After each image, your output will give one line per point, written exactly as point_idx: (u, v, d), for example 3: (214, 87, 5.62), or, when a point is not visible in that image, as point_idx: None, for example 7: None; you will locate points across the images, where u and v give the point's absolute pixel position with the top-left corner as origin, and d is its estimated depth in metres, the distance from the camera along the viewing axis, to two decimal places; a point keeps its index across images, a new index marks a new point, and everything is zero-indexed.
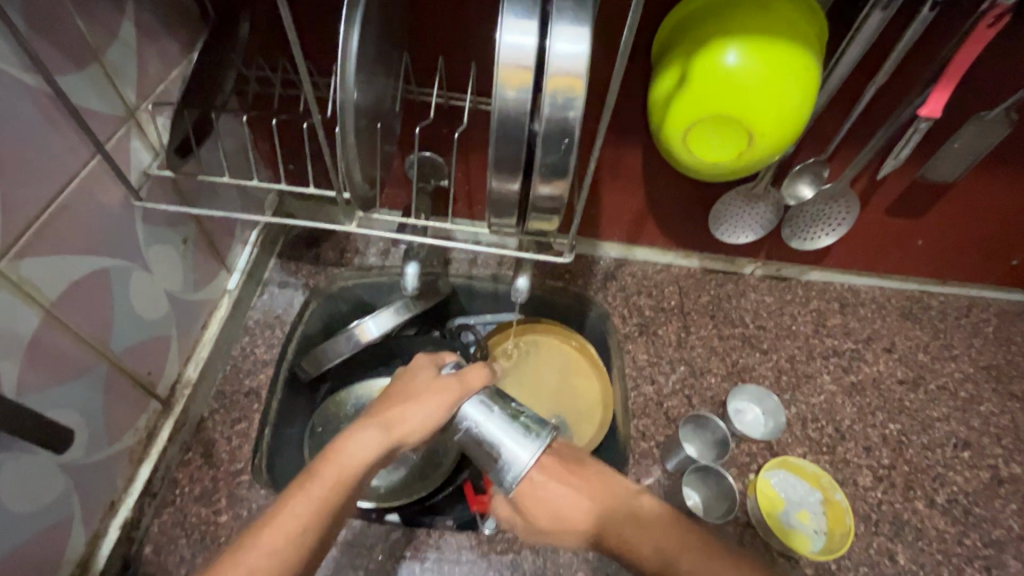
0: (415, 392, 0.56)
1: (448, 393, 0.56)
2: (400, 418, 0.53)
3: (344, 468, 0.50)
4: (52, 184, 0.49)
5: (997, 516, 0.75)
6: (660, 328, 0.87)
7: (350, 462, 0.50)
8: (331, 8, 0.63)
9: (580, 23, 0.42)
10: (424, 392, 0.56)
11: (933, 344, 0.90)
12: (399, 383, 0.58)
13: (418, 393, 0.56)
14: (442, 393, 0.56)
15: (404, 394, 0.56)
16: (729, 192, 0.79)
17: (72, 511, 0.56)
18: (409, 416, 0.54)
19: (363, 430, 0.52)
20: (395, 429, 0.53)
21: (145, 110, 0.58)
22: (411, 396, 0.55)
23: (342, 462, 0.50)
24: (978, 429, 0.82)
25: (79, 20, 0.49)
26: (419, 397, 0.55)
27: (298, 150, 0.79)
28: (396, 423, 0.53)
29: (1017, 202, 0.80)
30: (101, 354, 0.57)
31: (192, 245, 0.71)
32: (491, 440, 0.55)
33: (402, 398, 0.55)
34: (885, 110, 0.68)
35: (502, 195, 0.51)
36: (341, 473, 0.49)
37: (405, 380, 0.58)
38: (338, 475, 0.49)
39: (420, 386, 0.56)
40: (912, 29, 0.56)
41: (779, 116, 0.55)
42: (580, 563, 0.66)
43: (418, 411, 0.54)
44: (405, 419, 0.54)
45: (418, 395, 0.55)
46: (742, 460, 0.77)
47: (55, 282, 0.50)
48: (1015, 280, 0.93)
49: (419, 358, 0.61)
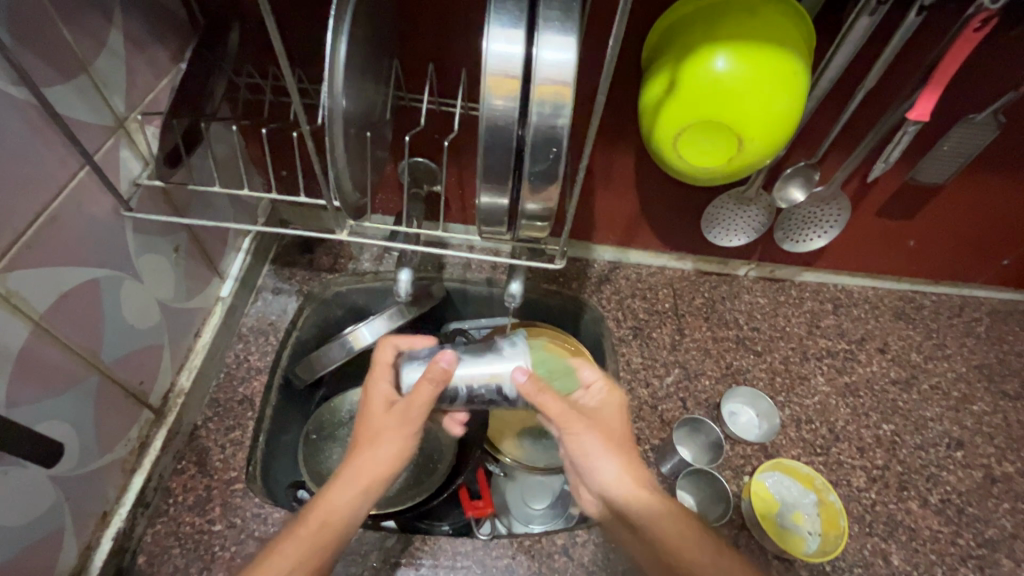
0: (376, 424, 0.57)
1: (408, 418, 0.56)
2: (371, 457, 0.55)
3: (328, 514, 0.52)
4: (40, 196, 0.49)
5: (990, 515, 0.76)
6: (655, 331, 0.87)
7: (335, 503, 0.52)
8: (320, 16, 0.62)
9: (567, 32, 0.42)
10: (384, 423, 0.56)
11: (925, 343, 0.90)
12: (361, 414, 0.59)
13: (382, 424, 0.56)
14: (407, 414, 0.56)
15: (367, 429, 0.57)
16: (720, 196, 0.80)
17: (63, 523, 0.56)
18: (376, 453, 0.55)
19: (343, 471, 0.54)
20: (371, 468, 0.54)
21: (135, 120, 0.58)
22: (380, 425, 0.56)
23: (328, 504, 0.52)
24: (971, 428, 0.83)
25: (66, 32, 0.49)
26: (384, 430, 0.56)
27: (290, 156, 0.79)
28: (369, 461, 0.55)
29: (1006, 202, 0.81)
30: (92, 364, 0.57)
31: (184, 252, 0.71)
32: (482, 384, 0.59)
33: (369, 433, 0.56)
34: (875, 113, 0.69)
35: (492, 203, 0.51)
36: (327, 513, 0.52)
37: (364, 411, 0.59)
38: (325, 519, 0.51)
39: (379, 416, 0.57)
40: (899, 34, 0.56)
41: (768, 121, 0.55)
42: (575, 568, 0.66)
43: (387, 445, 0.55)
44: (374, 457, 0.55)
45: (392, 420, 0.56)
46: (737, 462, 0.77)
47: (44, 293, 0.50)
48: (1006, 280, 0.94)
49: (372, 378, 0.60)
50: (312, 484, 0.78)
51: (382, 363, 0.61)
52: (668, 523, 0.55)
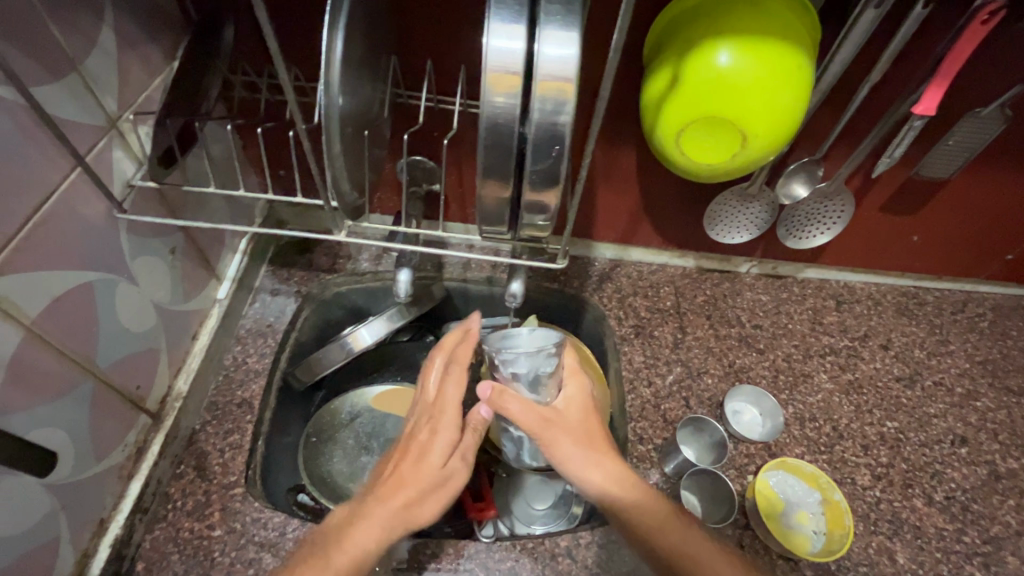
0: (428, 474, 0.55)
1: (454, 477, 0.56)
2: (415, 507, 0.54)
3: (354, 554, 0.50)
4: (30, 199, 0.47)
5: (995, 512, 0.75)
6: (656, 329, 0.86)
7: (366, 548, 0.50)
8: (315, 12, 0.61)
9: (569, 26, 0.41)
10: (436, 478, 0.55)
11: (929, 340, 0.90)
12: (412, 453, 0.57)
13: (433, 473, 0.56)
14: (455, 473, 0.57)
15: (417, 474, 0.55)
16: (723, 192, 0.79)
17: (59, 530, 0.55)
18: (422, 503, 0.54)
19: (380, 516, 0.52)
20: (413, 516, 0.53)
21: (127, 120, 0.57)
22: (429, 475, 0.55)
23: (359, 547, 0.50)
24: (975, 425, 0.82)
25: (56, 31, 0.47)
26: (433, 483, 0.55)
27: (286, 156, 0.78)
28: (411, 512, 0.53)
29: (1010, 197, 0.80)
30: (86, 369, 0.56)
31: (180, 254, 0.70)
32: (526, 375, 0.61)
33: (418, 477, 0.55)
34: (880, 107, 0.68)
35: (493, 202, 0.50)
36: (357, 559, 0.50)
37: (416, 450, 0.57)
38: (351, 561, 0.50)
39: (432, 466, 0.56)
40: (904, 27, 0.55)
41: (771, 117, 0.54)
42: (579, 570, 0.65)
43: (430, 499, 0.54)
44: (417, 510, 0.53)
45: (442, 473, 0.56)
46: (740, 461, 0.76)
47: (36, 298, 0.49)
48: (1010, 275, 0.94)
49: (440, 423, 0.58)
50: (314, 488, 0.75)
51: (448, 407, 0.59)
52: (653, 512, 0.56)
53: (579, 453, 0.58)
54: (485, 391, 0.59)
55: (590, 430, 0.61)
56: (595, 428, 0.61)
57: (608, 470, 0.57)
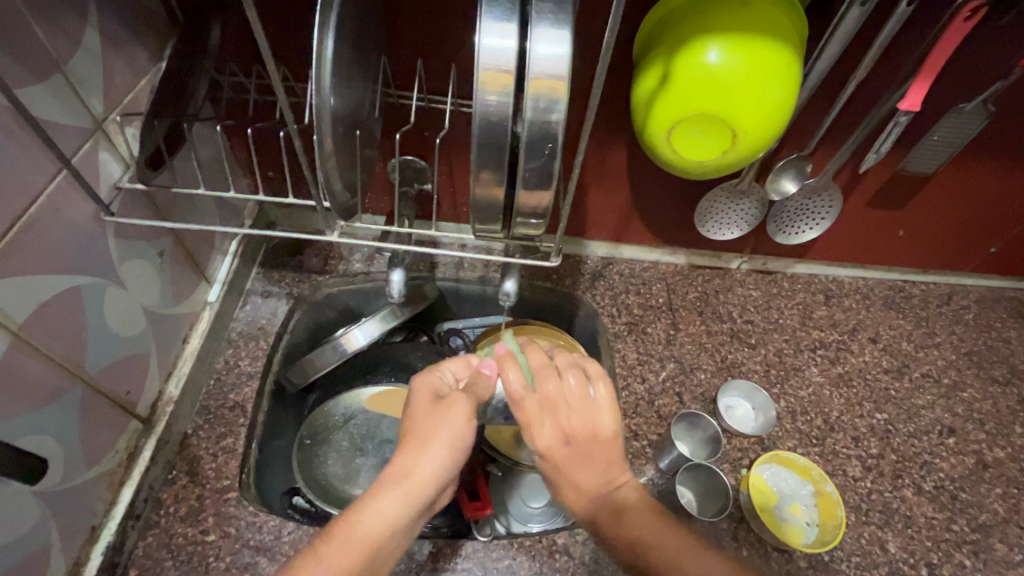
0: (421, 423, 0.54)
1: (456, 408, 0.54)
2: (412, 458, 0.51)
3: (375, 523, 0.48)
4: (15, 202, 0.47)
5: (982, 500, 0.77)
6: (649, 326, 0.87)
7: (382, 507, 0.49)
8: (304, 12, 0.61)
9: (561, 24, 0.41)
10: (436, 416, 0.54)
11: (916, 332, 0.91)
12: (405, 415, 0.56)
13: (431, 416, 0.54)
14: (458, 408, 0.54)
15: (411, 428, 0.54)
16: (714, 189, 0.79)
17: (50, 539, 0.54)
18: (427, 442, 0.52)
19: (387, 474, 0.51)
20: (423, 457, 0.51)
21: (113, 121, 0.56)
22: (428, 422, 0.54)
23: (374, 509, 0.49)
24: (962, 415, 0.84)
25: (39, 31, 0.47)
26: (430, 430, 0.53)
27: (276, 157, 0.78)
28: (410, 467, 0.51)
29: (993, 190, 0.81)
30: (75, 375, 0.55)
31: (169, 258, 0.69)
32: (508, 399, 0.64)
33: (416, 426, 0.54)
34: (866, 103, 0.69)
35: (487, 201, 0.50)
36: (374, 521, 0.48)
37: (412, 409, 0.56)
38: (370, 529, 0.48)
39: (424, 415, 0.54)
40: (889, 24, 0.56)
41: (760, 114, 0.54)
42: (576, 567, 0.66)
43: (429, 445, 0.52)
44: (422, 449, 0.52)
45: (441, 413, 0.54)
46: (734, 455, 0.77)
47: (23, 303, 0.48)
48: (993, 267, 0.95)
49: (418, 378, 0.58)
50: (308, 491, 0.75)
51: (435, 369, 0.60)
52: (646, 533, 0.52)
53: (574, 467, 0.55)
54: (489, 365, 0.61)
55: (593, 438, 0.55)
56: (603, 436, 0.56)
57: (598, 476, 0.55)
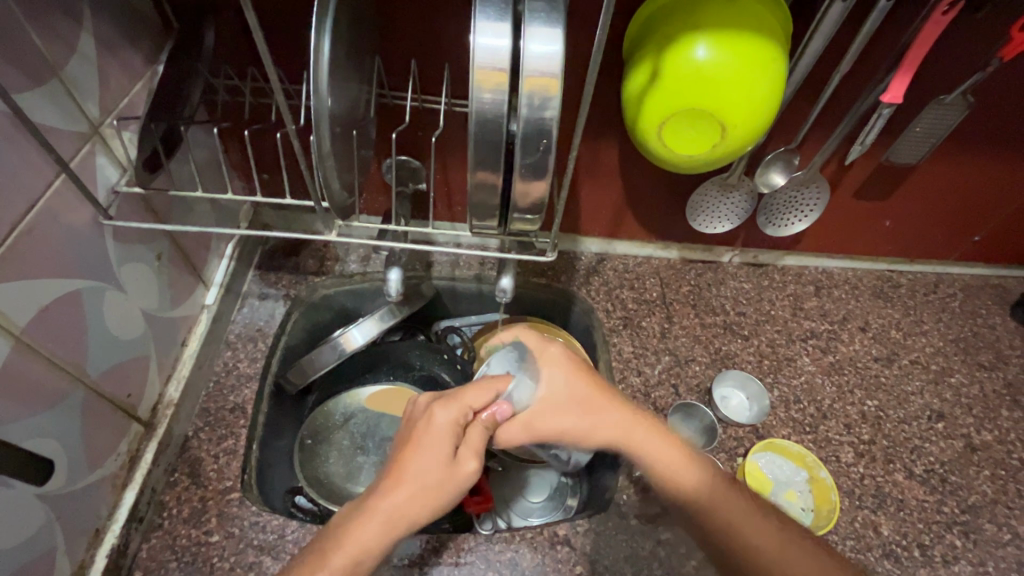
0: (433, 467, 0.53)
1: (463, 467, 0.54)
2: (415, 505, 0.51)
3: (358, 554, 0.48)
4: (14, 208, 0.47)
5: (972, 482, 0.79)
6: (644, 320, 0.88)
7: (368, 544, 0.49)
8: (297, 15, 0.62)
9: (552, 24, 0.43)
10: (442, 467, 0.53)
11: (904, 321, 0.93)
12: (416, 444, 0.54)
13: (434, 465, 0.53)
14: (463, 464, 0.54)
15: (421, 468, 0.53)
16: (703, 183, 0.81)
17: (55, 542, 0.55)
18: (425, 492, 0.51)
19: (380, 512, 0.50)
20: (417, 505, 0.51)
21: (109, 125, 0.56)
22: (429, 471, 0.52)
23: (360, 545, 0.49)
24: (950, 400, 0.86)
25: (35, 37, 0.47)
26: (441, 480, 0.52)
27: (272, 159, 0.78)
28: (412, 511, 0.51)
29: (976, 179, 0.84)
30: (77, 379, 0.55)
31: (167, 260, 0.69)
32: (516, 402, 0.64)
33: (417, 468, 0.52)
34: (850, 97, 0.71)
35: (483, 198, 0.51)
36: (357, 558, 0.48)
37: (419, 445, 0.54)
38: (350, 561, 0.48)
39: (438, 460, 0.53)
40: (871, 19, 0.58)
41: (747, 109, 0.56)
42: (578, 557, 0.67)
43: (435, 494, 0.52)
44: (419, 499, 0.51)
45: (443, 464, 0.53)
46: (730, 444, 0.78)
47: (24, 307, 0.48)
48: (977, 256, 0.98)
49: (438, 413, 0.56)
50: (311, 490, 0.75)
51: (457, 397, 0.58)
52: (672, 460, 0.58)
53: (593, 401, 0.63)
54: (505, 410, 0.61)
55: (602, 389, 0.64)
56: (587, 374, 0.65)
57: (622, 426, 0.61)
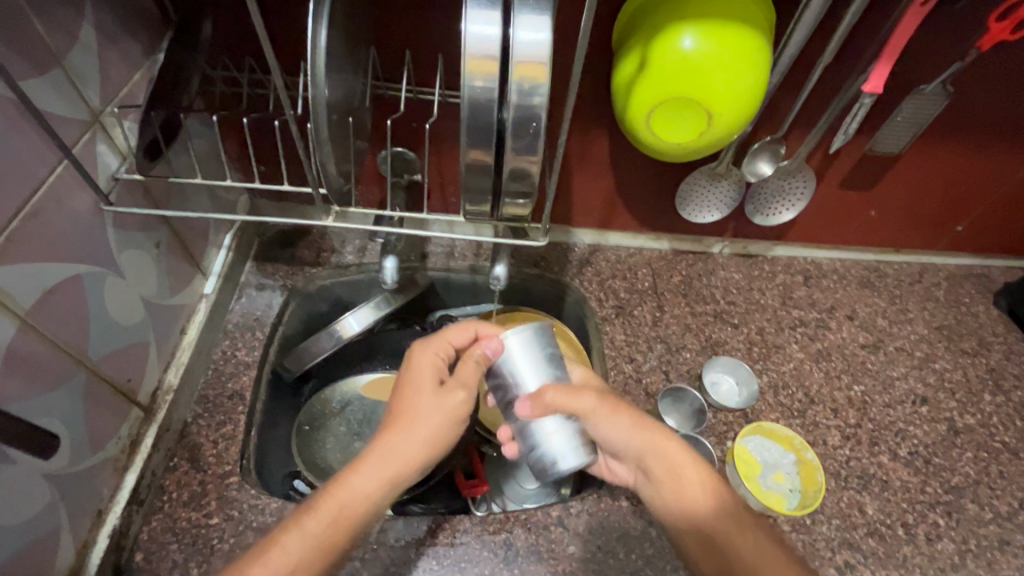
0: (418, 405, 0.57)
1: (452, 399, 0.57)
2: (399, 442, 0.55)
3: (352, 498, 0.52)
4: (20, 192, 0.48)
5: (954, 464, 0.81)
6: (636, 309, 0.90)
7: (360, 487, 0.52)
8: (294, 7, 0.63)
9: (541, 12, 0.44)
10: (430, 407, 0.57)
11: (890, 309, 0.95)
12: (404, 386, 0.59)
13: (424, 403, 0.57)
14: (451, 400, 0.57)
15: (407, 407, 0.57)
16: (692, 172, 0.82)
17: (59, 522, 0.56)
18: (415, 429, 0.55)
19: (375, 456, 0.54)
20: (408, 442, 0.55)
21: (110, 113, 0.57)
22: (419, 413, 0.56)
23: (352, 487, 0.52)
24: (934, 385, 0.88)
25: (39, 26, 0.48)
26: (425, 416, 0.56)
27: (269, 150, 0.80)
28: (398, 450, 0.54)
29: (956, 171, 0.86)
30: (78, 360, 0.56)
31: (165, 248, 0.70)
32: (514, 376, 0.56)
33: (406, 406, 0.57)
34: (833, 87, 0.72)
35: (476, 183, 0.53)
36: (348, 499, 0.52)
37: (411, 388, 0.58)
38: (342, 505, 0.51)
39: (423, 397, 0.57)
40: (851, 10, 0.60)
41: (733, 98, 0.57)
42: (571, 537, 0.68)
43: (419, 431, 0.55)
44: (411, 437, 0.55)
45: (433, 401, 0.57)
46: (720, 429, 0.80)
47: (29, 289, 0.50)
48: (961, 245, 1.00)
49: (418, 355, 0.60)
50: (309, 474, 0.77)
51: (442, 337, 0.62)
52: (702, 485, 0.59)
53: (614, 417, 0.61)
54: (526, 407, 0.55)
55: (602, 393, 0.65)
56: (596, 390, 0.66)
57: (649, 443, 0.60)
